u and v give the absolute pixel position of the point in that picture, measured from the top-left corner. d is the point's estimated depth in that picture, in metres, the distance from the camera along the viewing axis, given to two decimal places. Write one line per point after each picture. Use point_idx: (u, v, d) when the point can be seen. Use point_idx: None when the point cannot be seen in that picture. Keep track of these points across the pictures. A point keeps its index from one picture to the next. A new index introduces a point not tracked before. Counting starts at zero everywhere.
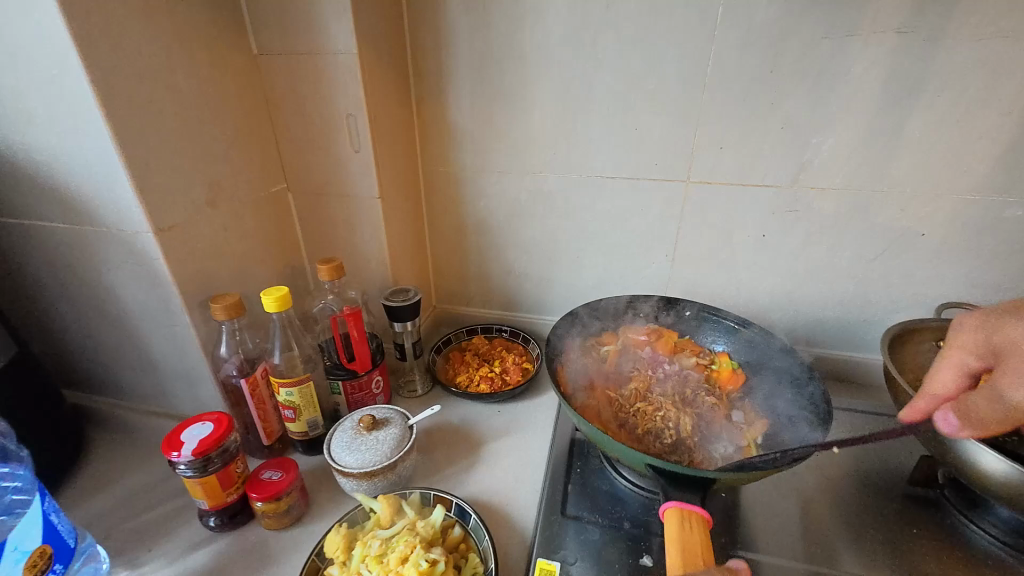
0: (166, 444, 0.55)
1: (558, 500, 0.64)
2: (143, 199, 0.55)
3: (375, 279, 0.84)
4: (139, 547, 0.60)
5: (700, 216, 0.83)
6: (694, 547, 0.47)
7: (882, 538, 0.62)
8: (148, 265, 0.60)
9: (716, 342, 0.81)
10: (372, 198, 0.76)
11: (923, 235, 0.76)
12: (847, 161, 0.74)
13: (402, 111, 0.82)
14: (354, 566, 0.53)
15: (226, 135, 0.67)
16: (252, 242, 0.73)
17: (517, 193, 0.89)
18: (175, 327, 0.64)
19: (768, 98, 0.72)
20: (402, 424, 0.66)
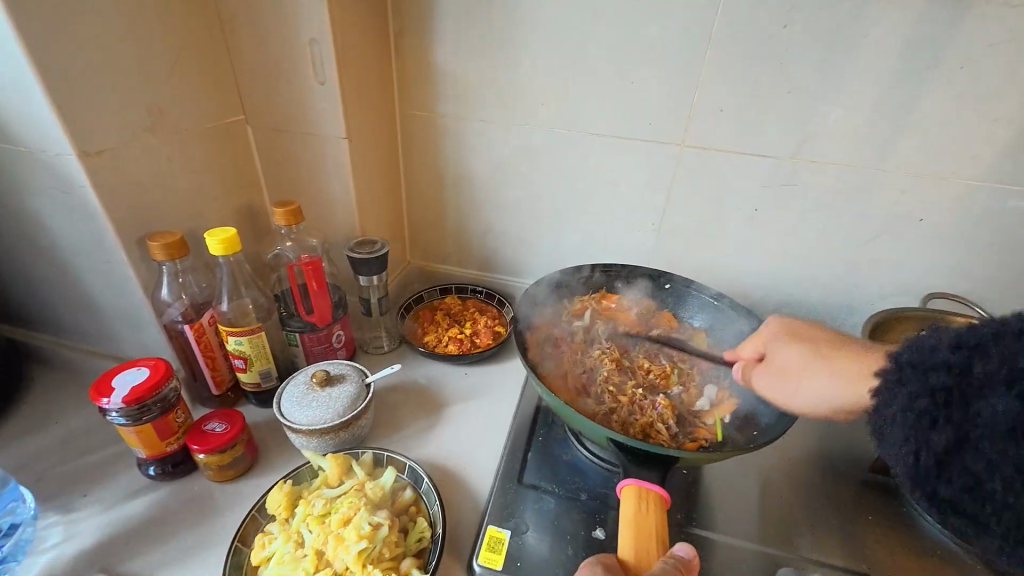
0: (95, 390, 0.51)
1: (516, 468, 0.63)
2: (62, 115, 0.49)
3: (342, 228, 0.79)
4: (73, 491, 0.58)
5: (691, 185, 0.78)
6: (649, 532, 0.46)
7: (836, 522, 0.62)
8: (76, 193, 0.54)
9: (694, 317, 0.77)
10: (338, 138, 0.70)
11: (921, 221, 0.72)
12: (853, 136, 0.69)
13: (376, 42, 0.73)
14: (295, 525, 0.51)
15: (169, 51, 0.59)
16: (202, 176, 0.66)
17: (500, 146, 0.82)
18: (112, 264, 0.59)
19: (777, 58, 0.66)
20: (358, 381, 0.63)
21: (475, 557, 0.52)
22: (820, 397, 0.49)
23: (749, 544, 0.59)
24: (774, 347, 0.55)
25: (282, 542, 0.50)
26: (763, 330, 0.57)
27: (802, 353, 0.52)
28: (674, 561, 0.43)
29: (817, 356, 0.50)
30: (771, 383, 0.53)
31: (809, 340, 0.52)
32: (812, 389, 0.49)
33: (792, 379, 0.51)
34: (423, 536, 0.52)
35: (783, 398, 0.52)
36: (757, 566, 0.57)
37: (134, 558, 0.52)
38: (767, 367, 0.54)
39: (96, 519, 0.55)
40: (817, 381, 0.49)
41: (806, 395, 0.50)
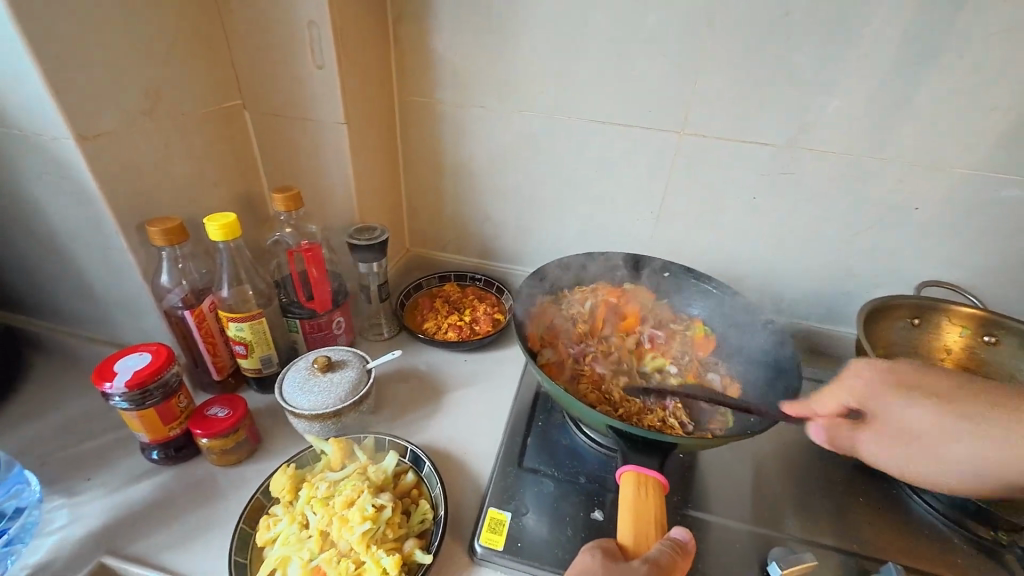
0: (97, 374, 0.52)
1: (516, 452, 0.64)
2: (58, 97, 0.48)
3: (341, 215, 0.78)
4: (77, 475, 0.58)
5: (690, 173, 0.78)
6: (648, 517, 0.47)
7: (827, 504, 0.64)
8: (73, 178, 0.53)
9: (693, 306, 0.78)
10: (338, 124, 0.69)
11: (917, 210, 0.73)
12: (852, 125, 0.69)
13: (374, 27, 0.72)
14: (298, 507, 0.52)
15: (165, 33, 0.58)
16: (200, 161, 0.66)
17: (500, 134, 0.82)
18: (111, 249, 0.59)
19: (778, 46, 0.66)
20: (360, 367, 0.63)
21: (476, 538, 0.53)
22: (965, 467, 0.43)
23: (744, 525, 0.60)
24: (881, 406, 0.47)
25: (286, 523, 0.50)
26: (845, 382, 0.50)
27: (930, 412, 0.44)
28: (672, 544, 0.44)
29: (963, 417, 0.43)
30: (893, 449, 0.47)
31: (924, 390, 0.45)
32: (951, 453, 0.43)
33: (917, 442, 0.45)
34: (426, 517, 0.53)
35: (907, 467, 0.47)
36: (751, 546, 0.58)
37: (140, 539, 0.52)
38: (879, 427, 0.48)
39: (101, 502, 0.55)
40: (959, 448, 0.43)
41: (958, 464, 0.43)
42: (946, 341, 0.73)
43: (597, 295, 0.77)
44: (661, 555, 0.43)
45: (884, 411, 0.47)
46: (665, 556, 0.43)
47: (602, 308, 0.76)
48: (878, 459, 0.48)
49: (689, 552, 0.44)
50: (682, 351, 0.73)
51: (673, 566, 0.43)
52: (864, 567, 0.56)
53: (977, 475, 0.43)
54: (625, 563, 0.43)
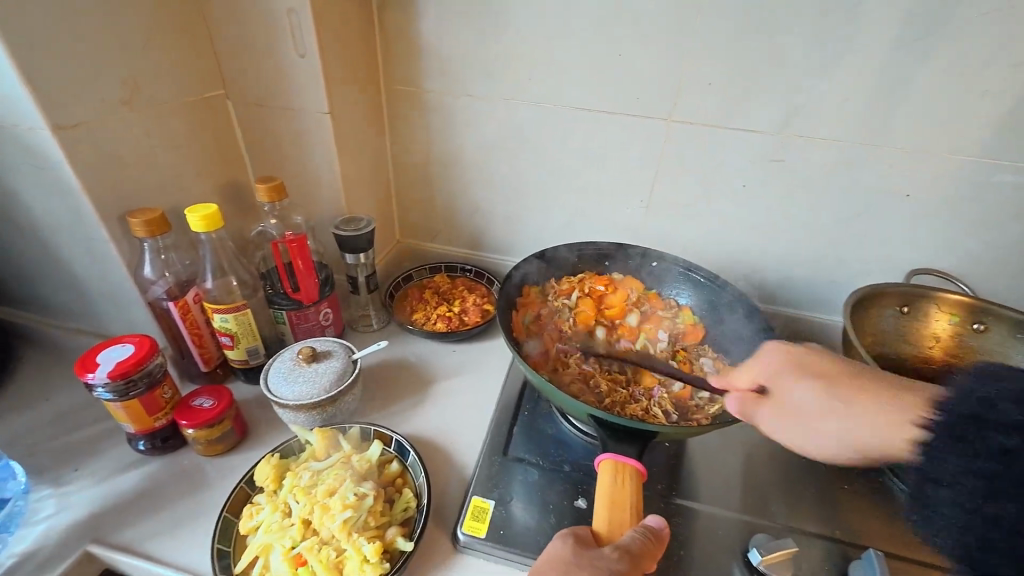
0: (80, 365, 0.52)
1: (502, 441, 0.64)
2: (33, 87, 0.48)
3: (328, 206, 0.78)
4: (65, 465, 0.59)
5: (679, 161, 0.77)
6: (623, 504, 0.48)
7: (813, 491, 0.64)
8: (53, 169, 0.53)
9: (681, 295, 0.77)
10: (321, 113, 0.69)
11: (907, 196, 0.72)
12: (842, 111, 0.68)
13: (358, 14, 0.71)
14: (282, 496, 0.52)
15: (143, 21, 0.58)
16: (183, 153, 0.65)
17: (488, 123, 0.81)
18: (94, 240, 0.59)
19: (767, 29, 0.65)
20: (345, 357, 0.63)
21: (459, 526, 0.54)
22: (828, 437, 0.47)
23: (729, 513, 0.60)
24: (777, 383, 0.51)
25: (269, 512, 0.51)
26: (761, 358, 0.54)
27: (816, 392, 0.48)
28: (644, 531, 0.45)
29: (837, 396, 0.47)
30: (780, 423, 0.50)
31: (819, 372, 0.49)
32: (819, 430, 0.47)
33: (799, 417, 0.49)
34: (408, 506, 0.53)
35: (784, 438, 0.50)
36: (735, 533, 0.58)
37: (125, 528, 0.53)
38: (776, 406, 0.50)
39: (87, 492, 0.56)
40: (814, 417, 0.47)
41: (823, 445, 0.47)
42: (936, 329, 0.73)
43: (584, 285, 0.77)
44: (633, 541, 0.44)
45: (782, 395, 0.50)
46: (637, 542, 0.43)
47: (589, 298, 0.76)
48: (769, 432, 0.51)
49: (661, 538, 0.44)
50: (669, 340, 0.73)
51: (644, 552, 0.43)
52: (846, 554, 0.56)
53: (841, 451, 0.47)
54: (596, 550, 0.44)
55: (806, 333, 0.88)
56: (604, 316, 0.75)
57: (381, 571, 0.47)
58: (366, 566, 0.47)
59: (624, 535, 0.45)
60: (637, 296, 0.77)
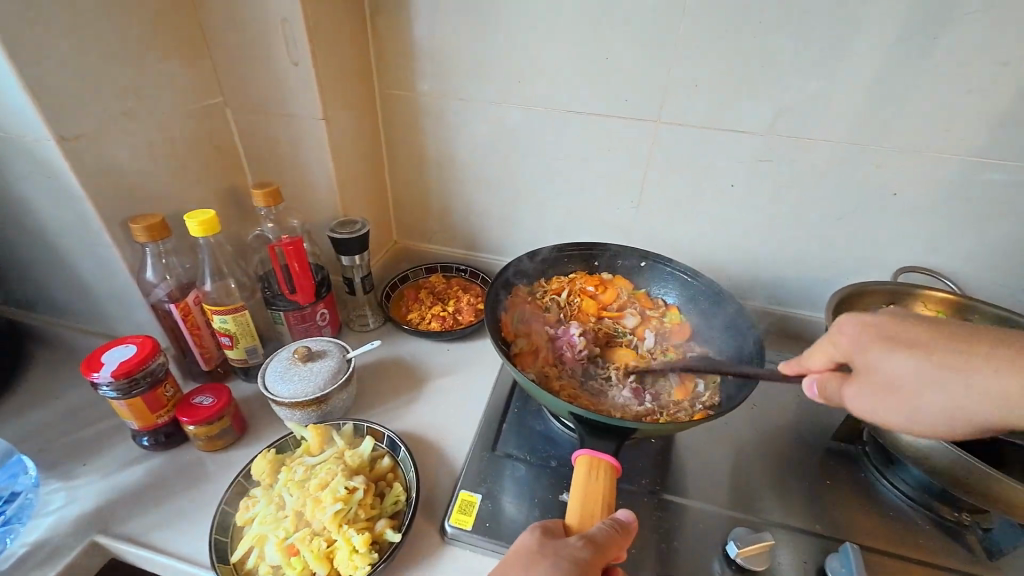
0: (86, 365, 0.55)
1: (490, 438, 0.66)
2: (38, 100, 0.51)
3: (325, 209, 0.80)
4: (74, 460, 0.62)
5: (668, 161, 0.79)
6: (595, 498, 0.49)
7: (797, 487, 0.65)
8: (58, 178, 0.56)
9: (668, 295, 0.79)
10: (315, 119, 0.71)
11: (894, 195, 0.73)
12: (829, 109, 0.69)
13: (351, 23, 0.73)
14: (276, 490, 0.54)
15: (143, 34, 0.60)
16: (182, 159, 0.68)
17: (480, 126, 0.83)
18: (98, 245, 0.62)
19: (752, 31, 0.66)
20: (339, 356, 0.66)
21: (447, 519, 0.56)
22: (947, 420, 0.40)
23: (713, 508, 0.62)
24: (865, 357, 0.43)
25: (264, 504, 0.53)
26: (839, 338, 0.45)
27: (914, 360, 0.41)
28: (613, 522, 0.46)
29: (948, 365, 0.40)
30: (872, 402, 0.43)
31: (916, 338, 0.42)
32: (929, 401, 0.40)
33: (899, 395, 0.42)
34: (398, 499, 0.55)
35: (885, 417, 0.43)
36: (718, 527, 0.60)
37: (130, 520, 0.55)
38: (865, 381, 0.43)
39: (94, 486, 0.59)
40: (962, 377, 0.39)
41: (933, 414, 0.41)
42: None
43: (574, 285, 0.78)
44: (601, 530, 0.45)
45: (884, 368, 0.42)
46: (605, 531, 0.45)
47: (578, 296, 0.77)
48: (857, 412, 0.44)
49: (630, 530, 0.46)
50: (656, 337, 0.75)
51: (610, 541, 0.44)
52: (826, 548, 0.58)
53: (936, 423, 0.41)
54: (564, 538, 0.45)
55: (796, 330, 0.89)
56: (593, 313, 0.76)
57: (369, 561, 0.49)
58: (354, 556, 0.49)
59: (594, 525, 0.46)
60: (626, 295, 0.78)
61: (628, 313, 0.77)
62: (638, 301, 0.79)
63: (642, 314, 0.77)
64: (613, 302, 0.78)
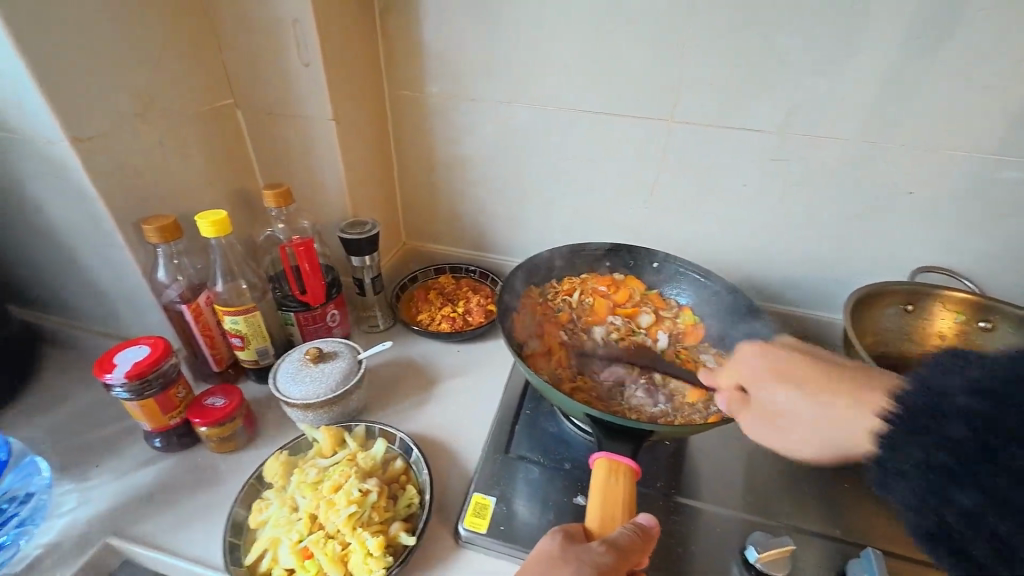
0: (99, 366, 0.54)
1: (503, 439, 0.65)
2: (51, 100, 0.50)
3: (335, 210, 0.80)
4: (86, 461, 0.61)
5: (679, 161, 0.78)
6: (616, 502, 0.49)
7: (815, 491, 0.64)
8: (71, 179, 0.56)
9: (681, 295, 0.78)
10: (326, 120, 0.70)
11: (911, 194, 0.72)
12: (845, 107, 0.68)
13: (361, 23, 0.73)
14: (290, 492, 0.54)
15: (155, 36, 0.60)
16: (194, 160, 0.68)
17: (489, 126, 0.82)
18: (110, 246, 0.62)
19: (765, 28, 0.65)
20: (351, 358, 0.65)
21: (460, 522, 0.55)
22: (809, 441, 0.49)
23: (730, 511, 0.61)
24: (757, 387, 0.53)
25: (277, 506, 0.53)
26: (744, 362, 0.56)
27: (793, 394, 0.50)
28: (635, 527, 0.46)
29: (815, 395, 0.48)
30: (760, 424, 0.53)
31: (790, 372, 0.51)
32: (800, 426, 0.49)
33: (777, 421, 0.51)
34: (412, 502, 0.55)
35: (779, 441, 0.51)
36: (735, 531, 0.59)
37: (142, 522, 0.55)
38: (757, 407, 0.53)
39: (106, 487, 0.58)
40: (817, 411, 0.47)
41: (810, 440, 0.49)
42: (940, 327, 0.72)
43: (586, 286, 0.78)
44: (623, 535, 0.45)
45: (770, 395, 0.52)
46: (627, 536, 0.45)
47: (591, 298, 0.77)
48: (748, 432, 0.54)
49: (651, 533, 0.46)
50: (669, 339, 0.74)
51: (632, 547, 0.44)
52: (845, 552, 0.56)
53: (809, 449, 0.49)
54: (586, 544, 0.45)
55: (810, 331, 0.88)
56: (604, 316, 0.76)
57: (384, 564, 0.48)
58: (369, 559, 0.48)
59: (616, 529, 0.46)
60: (638, 297, 0.78)
61: (640, 315, 0.76)
62: (650, 303, 0.78)
63: (655, 316, 0.76)
64: (624, 303, 0.77)
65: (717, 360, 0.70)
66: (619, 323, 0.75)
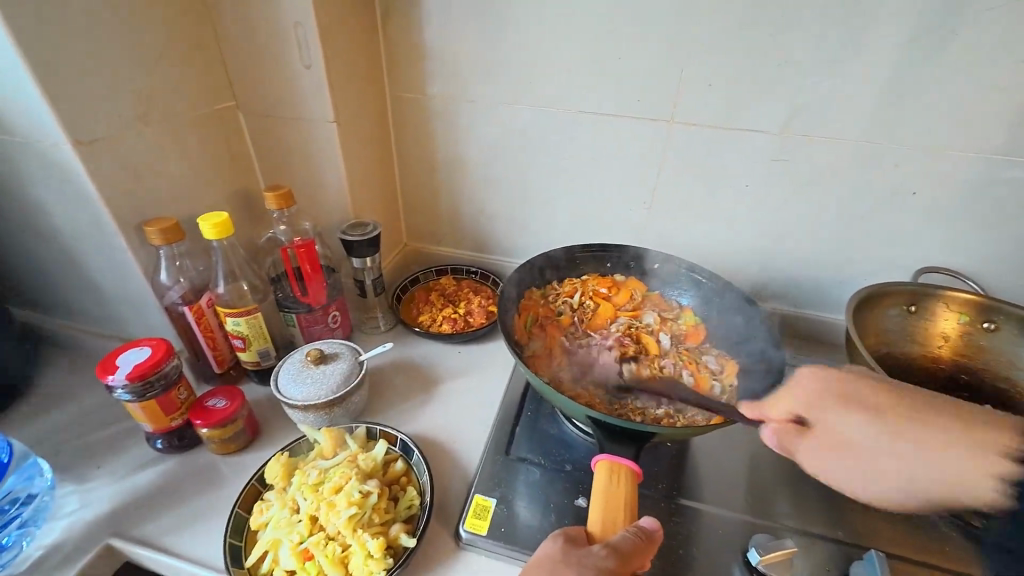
0: (101, 368, 0.55)
1: (504, 441, 0.65)
2: (53, 103, 0.51)
3: (336, 212, 0.80)
4: (88, 463, 0.62)
5: (681, 162, 0.78)
6: (618, 505, 0.49)
7: (817, 492, 0.64)
8: (74, 181, 0.56)
9: (683, 296, 0.78)
10: (327, 122, 0.71)
11: (914, 194, 0.71)
12: (847, 107, 0.67)
13: (363, 26, 0.73)
14: (290, 493, 0.54)
15: (157, 39, 0.60)
16: (195, 162, 0.68)
17: (490, 127, 0.82)
18: (113, 248, 0.62)
19: (767, 29, 0.65)
20: (352, 359, 0.65)
21: (461, 524, 0.55)
22: (900, 489, 0.41)
23: (731, 513, 0.61)
24: (822, 415, 0.45)
25: (278, 508, 0.53)
26: (799, 389, 0.48)
27: (874, 424, 0.41)
28: (637, 530, 0.46)
29: (908, 431, 0.40)
30: (826, 459, 0.43)
31: (871, 404, 0.43)
32: (881, 465, 0.41)
33: (850, 453, 0.42)
34: (413, 504, 0.54)
35: (846, 483, 0.43)
36: (737, 533, 0.59)
37: (143, 523, 0.55)
38: (822, 438, 0.44)
39: (109, 488, 0.59)
40: (920, 452, 0.39)
41: (887, 483, 0.41)
42: (944, 328, 0.72)
43: (586, 287, 0.77)
44: (625, 538, 0.45)
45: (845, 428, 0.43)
46: (629, 539, 0.45)
47: (591, 300, 0.76)
48: (812, 469, 0.44)
49: (654, 538, 0.45)
50: (671, 338, 0.73)
51: (634, 550, 0.44)
52: (848, 555, 0.56)
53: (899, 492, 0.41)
54: (587, 547, 0.45)
55: (812, 332, 0.87)
56: (605, 316, 0.75)
57: (385, 566, 0.48)
58: (370, 561, 0.48)
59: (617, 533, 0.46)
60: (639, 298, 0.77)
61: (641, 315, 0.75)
62: (650, 303, 0.77)
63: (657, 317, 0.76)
64: (625, 305, 0.77)
65: (720, 360, 0.70)
66: (621, 322, 0.75)
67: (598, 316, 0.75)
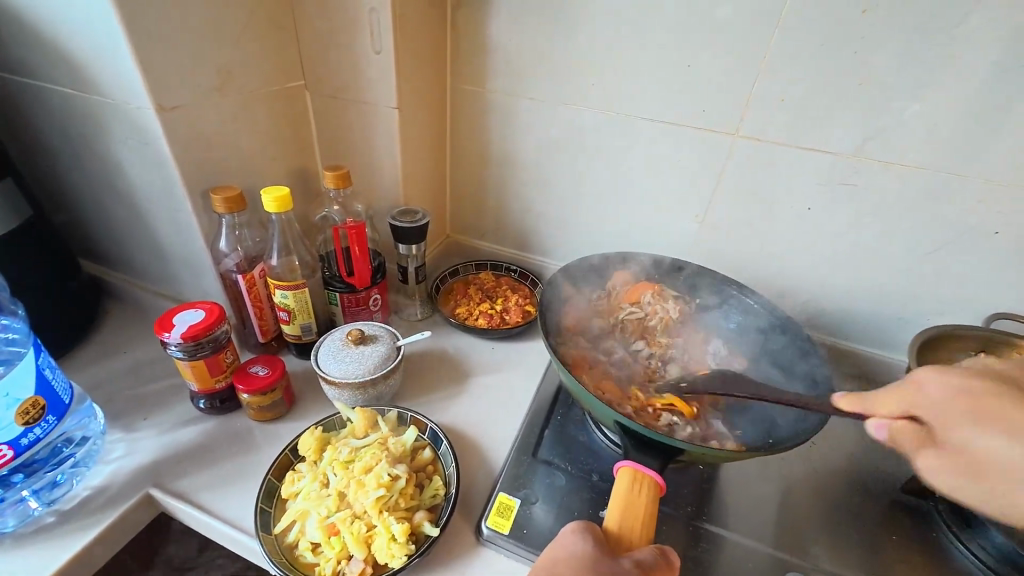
0: (159, 324, 0.57)
1: (532, 442, 0.64)
2: (145, 71, 0.54)
3: (387, 197, 0.82)
4: (134, 413, 0.65)
5: (741, 179, 0.75)
6: (636, 512, 0.48)
7: (858, 539, 0.60)
8: (152, 145, 0.59)
9: (728, 319, 0.75)
10: (389, 108, 0.72)
11: (996, 233, 0.66)
12: (928, 138, 0.64)
13: (433, 17, 0.74)
14: (322, 467, 0.55)
15: (241, 16, 0.62)
16: (261, 138, 0.70)
17: (545, 127, 0.82)
18: (179, 212, 0.65)
19: (850, 47, 0.62)
20: (390, 342, 0.66)
21: (483, 520, 0.55)
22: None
23: (762, 548, 0.58)
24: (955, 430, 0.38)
25: (309, 480, 0.54)
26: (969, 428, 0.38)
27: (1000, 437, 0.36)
28: (657, 552, 0.45)
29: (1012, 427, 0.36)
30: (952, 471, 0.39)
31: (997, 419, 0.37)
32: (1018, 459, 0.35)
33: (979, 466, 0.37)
34: (437, 493, 0.55)
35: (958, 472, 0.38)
36: (766, 567, 0.56)
37: (182, 477, 0.57)
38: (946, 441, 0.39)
39: (153, 440, 0.61)
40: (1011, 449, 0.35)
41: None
42: None
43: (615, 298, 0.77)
44: (647, 556, 0.44)
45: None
46: (651, 559, 0.44)
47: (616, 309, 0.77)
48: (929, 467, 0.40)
49: (672, 563, 0.44)
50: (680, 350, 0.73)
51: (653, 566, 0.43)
52: None
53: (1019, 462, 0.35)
54: (606, 552, 0.44)
55: (861, 368, 0.83)
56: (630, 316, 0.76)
57: (407, 552, 0.49)
58: (393, 544, 0.49)
59: (639, 550, 0.45)
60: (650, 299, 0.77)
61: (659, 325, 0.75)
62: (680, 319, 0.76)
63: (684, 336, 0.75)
64: (640, 329, 0.75)
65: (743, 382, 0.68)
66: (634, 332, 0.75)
67: (623, 323, 0.75)
